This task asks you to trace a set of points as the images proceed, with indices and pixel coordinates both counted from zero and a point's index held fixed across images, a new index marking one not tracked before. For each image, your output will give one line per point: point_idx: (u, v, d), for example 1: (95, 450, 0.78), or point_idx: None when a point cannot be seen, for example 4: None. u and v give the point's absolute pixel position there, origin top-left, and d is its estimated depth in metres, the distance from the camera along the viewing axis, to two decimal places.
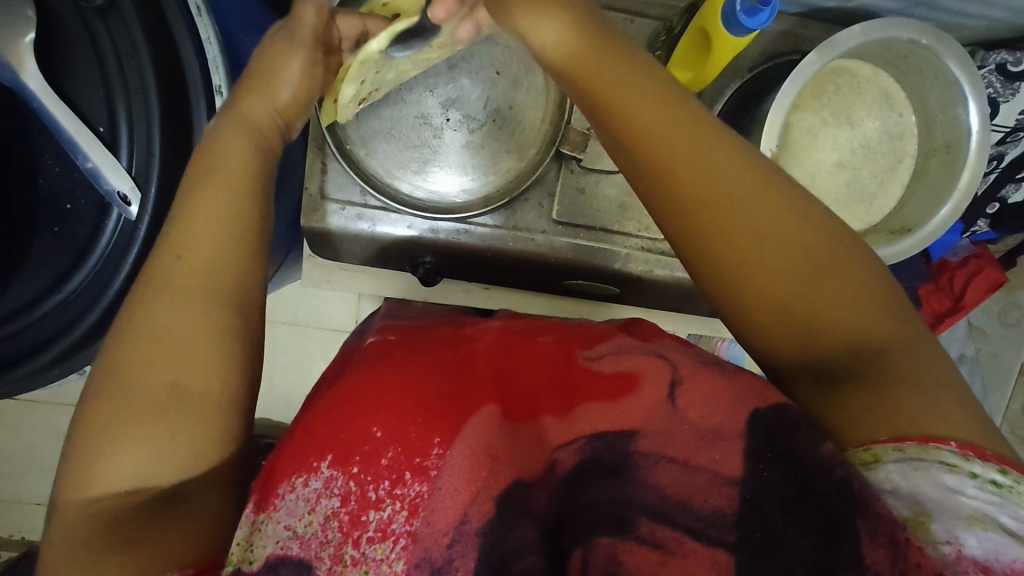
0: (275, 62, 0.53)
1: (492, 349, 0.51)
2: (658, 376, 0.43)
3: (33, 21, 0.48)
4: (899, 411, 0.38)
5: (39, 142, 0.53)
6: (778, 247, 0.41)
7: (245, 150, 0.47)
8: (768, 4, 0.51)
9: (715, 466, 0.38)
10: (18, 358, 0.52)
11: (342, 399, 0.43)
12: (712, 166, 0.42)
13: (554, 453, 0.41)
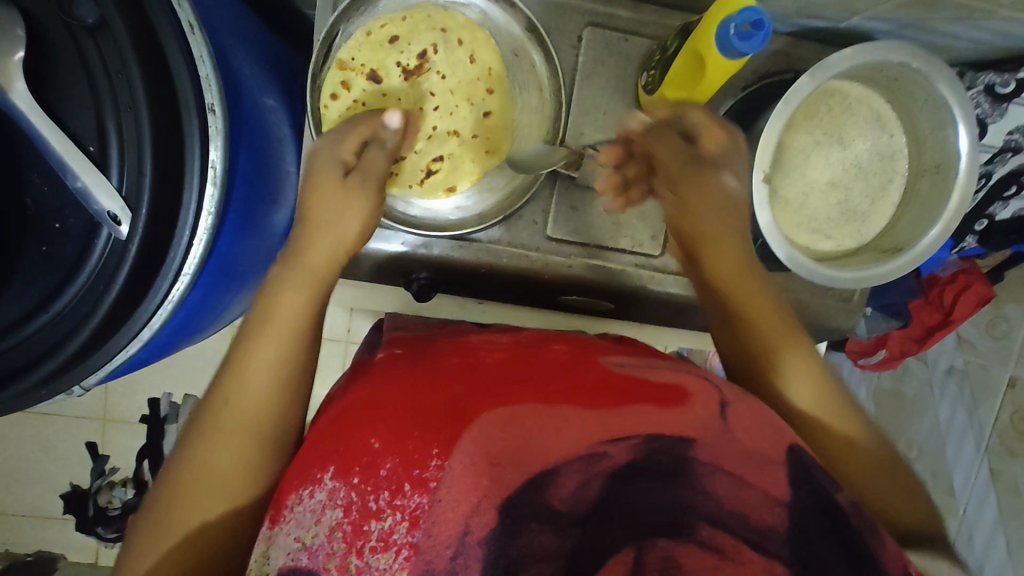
0: (342, 205, 0.54)
1: (506, 359, 0.51)
2: (707, 398, 0.45)
3: (23, 40, 0.48)
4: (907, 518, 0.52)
5: (27, 159, 0.51)
6: (829, 401, 0.55)
7: (302, 295, 0.52)
8: (762, 28, 0.50)
9: (765, 486, 0.39)
10: (5, 378, 0.51)
11: (354, 411, 0.45)
12: (782, 326, 0.57)
13: (605, 446, 0.40)
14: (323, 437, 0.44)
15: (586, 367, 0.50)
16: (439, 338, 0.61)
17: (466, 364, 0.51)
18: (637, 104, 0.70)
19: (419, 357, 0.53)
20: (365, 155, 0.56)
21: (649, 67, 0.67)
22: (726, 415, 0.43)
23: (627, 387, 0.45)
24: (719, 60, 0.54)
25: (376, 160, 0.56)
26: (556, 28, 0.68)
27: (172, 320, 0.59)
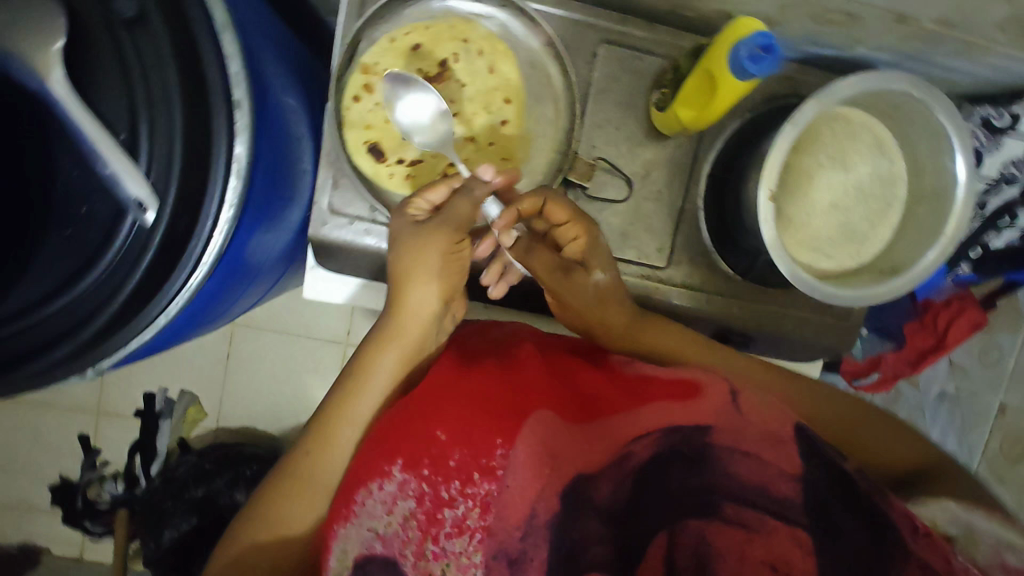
0: (422, 249, 0.56)
1: (548, 361, 0.59)
2: (718, 387, 0.54)
3: (64, 29, 0.49)
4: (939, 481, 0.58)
5: (56, 144, 0.52)
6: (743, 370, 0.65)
7: (409, 333, 0.58)
8: (772, 52, 0.53)
9: (780, 463, 0.48)
10: (24, 357, 0.52)
11: (411, 399, 0.52)
12: (673, 341, 0.67)
13: (630, 445, 0.50)
14: (389, 423, 0.52)
15: (604, 372, 0.59)
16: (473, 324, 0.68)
17: (507, 361, 0.58)
18: (648, 120, 0.73)
19: (466, 352, 0.61)
20: (451, 203, 0.56)
21: (661, 84, 0.70)
22: (736, 403, 0.53)
23: (647, 388, 0.55)
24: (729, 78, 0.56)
25: (461, 210, 0.56)
26: (573, 44, 0.70)
27: (194, 306, 0.61)
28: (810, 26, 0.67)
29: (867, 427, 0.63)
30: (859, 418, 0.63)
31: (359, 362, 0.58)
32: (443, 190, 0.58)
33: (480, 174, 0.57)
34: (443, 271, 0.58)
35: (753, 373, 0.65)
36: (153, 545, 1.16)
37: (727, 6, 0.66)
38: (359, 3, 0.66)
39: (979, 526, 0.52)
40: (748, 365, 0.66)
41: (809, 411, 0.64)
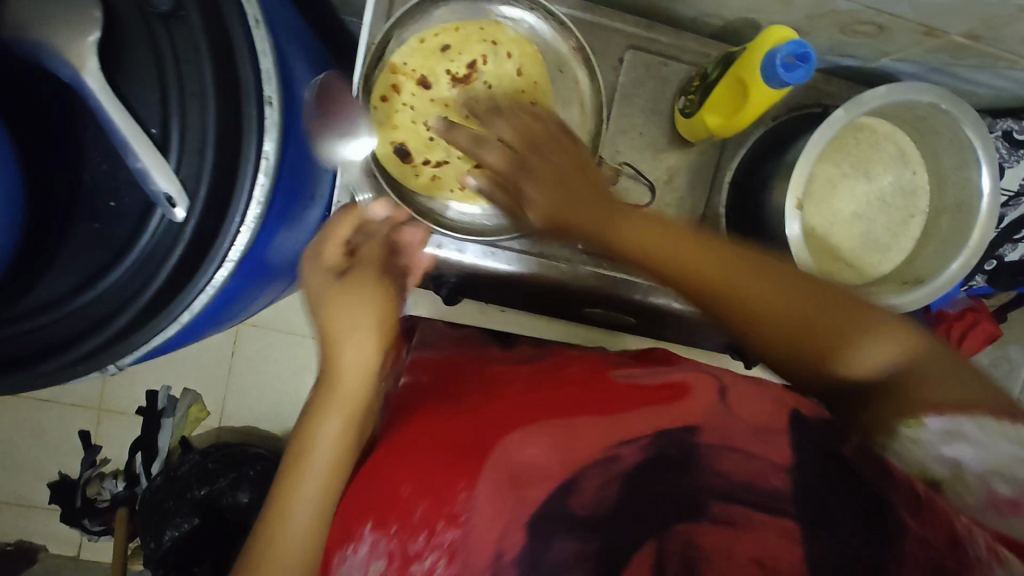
0: (356, 298, 0.54)
1: (528, 386, 0.54)
2: (704, 389, 0.49)
3: (100, 22, 0.49)
4: (919, 392, 0.44)
5: (85, 138, 0.51)
6: (750, 279, 0.49)
7: (355, 397, 0.53)
8: (806, 61, 0.53)
9: (772, 454, 0.42)
10: (43, 354, 0.51)
11: (385, 456, 0.50)
12: (657, 244, 0.52)
13: (617, 449, 0.43)
14: (363, 487, 0.48)
15: (592, 380, 0.53)
16: (461, 360, 0.65)
17: (486, 396, 0.54)
18: (672, 126, 0.73)
19: (447, 392, 0.58)
20: (360, 252, 0.58)
21: (687, 90, 0.69)
22: (727, 399, 0.47)
23: (624, 394, 0.49)
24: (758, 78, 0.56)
25: (371, 253, 0.58)
26: (600, 49, 0.70)
27: (217, 305, 0.61)
28: (837, 36, 0.67)
29: (848, 337, 0.47)
30: (858, 324, 0.47)
31: (311, 419, 0.53)
32: (342, 237, 0.58)
33: (370, 214, 0.60)
34: (377, 321, 0.54)
35: (763, 296, 0.49)
36: (153, 545, 1.15)
37: (755, 14, 0.67)
38: (387, 4, 0.67)
39: (965, 456, 0.42)
40: (742, 269, 0.50)
41: (752, 328, 0.49)
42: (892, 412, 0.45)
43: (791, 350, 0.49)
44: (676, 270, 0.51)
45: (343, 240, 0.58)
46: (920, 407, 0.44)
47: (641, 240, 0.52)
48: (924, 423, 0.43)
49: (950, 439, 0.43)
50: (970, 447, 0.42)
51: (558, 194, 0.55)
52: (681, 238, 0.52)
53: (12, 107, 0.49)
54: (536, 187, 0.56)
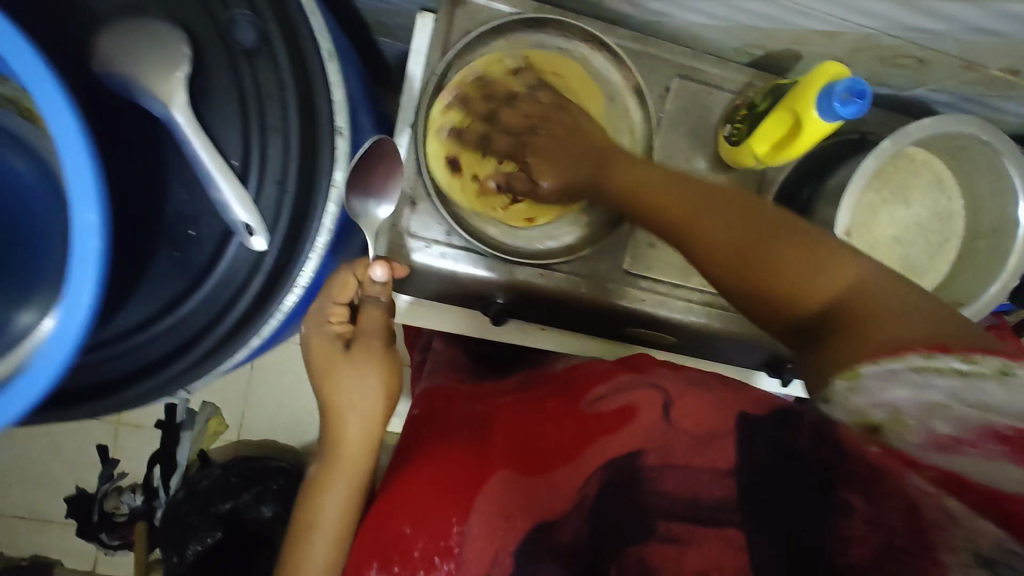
0: (346, 374, 0.61)
1: (517, 419, 0.59)
2: (653, 403, 0.52)
3: (189, 58, 0.50)
4: (866, 336, 0.42)
5: (167, 169, 0.52)
6: (714, 210, 0.51)
7: (357, 452, 0.61)
8: (863, 98, 0.55)
9: (712, 462, 0.44)
10: (135, 378, 0.54)
11: (389, 497, 0.57)
12: (642, 180, 0.57)
13: (581, 488, 0.48)
14: (372, 525, 0.56)
15: (569, 411, 0.57)
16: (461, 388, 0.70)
17: (474, 431, 0.60)
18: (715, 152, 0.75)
19: (441, 428, 0.63)
20: (363, 315, 0.62)
21: (733, 119, 0.72)
22: (668, 416, 0.50)
23: (591, 425, 0.53)
24: (811, 108, 0.58)
25: (372, 325, 0.63)
26: (648, 77, 0.72)
27: (285, 327, 0.62)
28: (876, 67, 0.70)
29: (791, 264, 0.46)
30: (797, 253, 0.47)
31: (319, 480, 0.60)
32: (338, 307, 0.63)
33: (372, 278, 0.61)
34: (370, 393, 0.62)
35: (722, 229, 0.50)
36: (175, 560, 1.12)
37: (799, 47, 0.70)
38: (444, 33, 0.68)
39: (901, 398, 0.40)
40: (709, 211, 0.51)
41: (713, 255, 0.50)
42: (844, 340, 0.43)
43: (731, 273, 0.49)
44: (650, 203, 0.55)
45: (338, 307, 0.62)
46: (859, 346, 0.42)
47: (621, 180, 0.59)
48: (862, 371, 0.41)
49: (893, 378, 0.40)
50: (911, 383, 0.40)
51: (557, 159, 0.65)
52: (651, 173, 0.57)
53: (97, 138, 0.50)
54: (541, 159, 0.67)
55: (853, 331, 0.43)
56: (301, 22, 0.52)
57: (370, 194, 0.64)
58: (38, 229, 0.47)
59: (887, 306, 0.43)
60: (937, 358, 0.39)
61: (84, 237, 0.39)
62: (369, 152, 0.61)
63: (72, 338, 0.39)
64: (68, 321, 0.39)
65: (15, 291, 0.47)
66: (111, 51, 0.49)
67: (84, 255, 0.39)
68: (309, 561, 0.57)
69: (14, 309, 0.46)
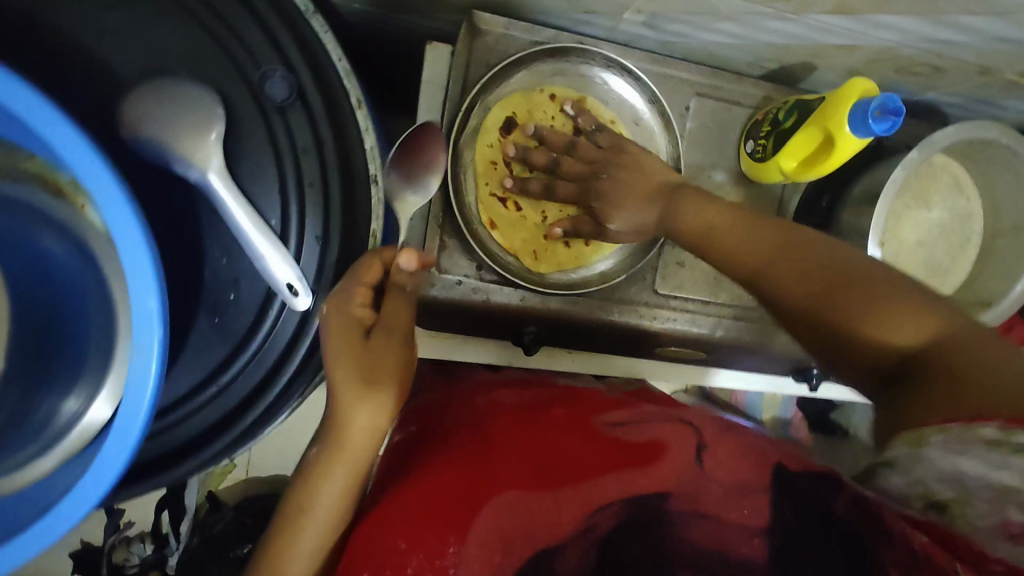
0: (340, 355, 0.47)
1: (523, 431, 0.55)
2: (683, 443, 0.52)
3: (221, 117, 0.48)
4: (939, 388, 0.41)
5: (205, 233, 0.51)
6: (787, 260, 0.51)
7: (355, 459, 0.47)
8: (897, 115, 0.56)
9: (745, 519, 0.46)
10: (186, 451, 0.52)
11: (379, 510, 0.50)
12: (714, 217, 0.56)
13: (594, 517, 0.47)
14: (360, 540, 0.48)
15: (580, 428, 0.55)
16: (448, 398, 0.64)
17: (480, 433, 0.55)
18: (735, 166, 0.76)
19: (435, 440, 0.57)
20: (386, 305, 0.49)
21: (754, 133, 0.73)
22: (703, 459, 0.50)
23: (611, 450, 0.52)
24: (843, 125, 0.59)
25: (403, 316, 0.49)
26: (668, 98, 0.73)
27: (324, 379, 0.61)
28: (892, 75, 0.71)
29: (861, 314, 0.46)
30: (874, 304, 0.46)
31: (313, 465, 0.48)
32: (365, 289, 0.48)
33: (399, 265, 0.49)
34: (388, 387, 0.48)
35: (797, 274, 0.50)
36: None
37: (817, 60, 0.70)
38: (464, 67, 0.67)
39: (971, 471, 0.39)
40: (783, 258, 0.51)
41: (791, 291, 0.50)
42: (927, 405, 0.41)
43: (818, 330, 0.49)
44: (732, 256, 0.54)
45: (366, 290, 0.48)
46: (946, 404, 0.40)
47: (694, 221, 0.57)
48: (928, 437, 0.40)
49: (963, 453, 0.39)
50: (982, 457, 0.38)
51: (626, 204, 0.62)
52: (731, 231, 0.55)
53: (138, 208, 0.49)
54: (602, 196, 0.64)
55: (923, 387, 0.43)
56: (332, 67, 0.51)
57: (407, 182, 0.60)
58: (78, 311, 0.45)
59: (979, 363, 0.41)
60: (1013, 435, 0.36)
61: (147, 325, 0.38)
62: (410, 138, 0.61)
63: (137, 429, 0.39)
64: (138, 400, 0.38)
65: (62, 378, 0.45)
66: (140, 116, 0.47)
67: (147, 344, 0.38)
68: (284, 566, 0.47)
69: (60, 397, 0.45)
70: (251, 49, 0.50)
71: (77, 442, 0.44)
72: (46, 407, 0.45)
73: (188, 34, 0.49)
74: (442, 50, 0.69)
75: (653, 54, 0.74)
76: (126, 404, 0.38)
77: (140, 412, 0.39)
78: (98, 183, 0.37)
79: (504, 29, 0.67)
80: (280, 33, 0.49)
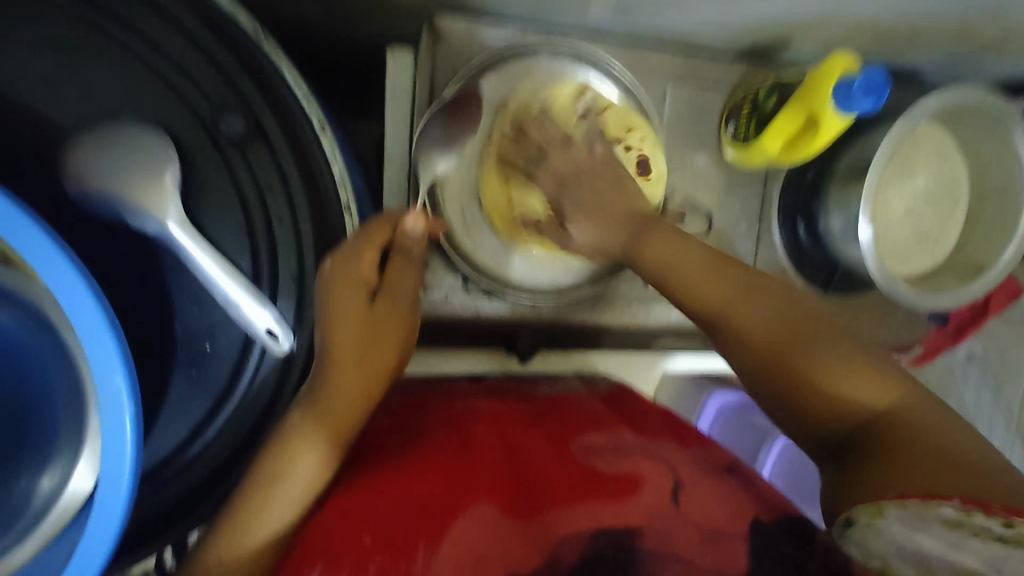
0: (335, 315, 0.48)
1: (499, 458, 0.51)
2: (661, 479, 0.47)
3: (174, 160, 0.45)
4: (913, 474, 0.41)
5: (173, 282, 0.48)
6: (750, 303, 0.52)
7: (313, 458, 0.43)
8: (882, 91, 0.54)
9: (719, 563, 0.40)
10: (173, 517, 0.48)
11: (352, 496, 0.45)
12: (682, 251, 0.56)
13: (559, 548, 0.40)
14: (327, 521, 0.42)
15: (557, 453, 0.52)
16: (429, 403, 0.62)
17: (458, 444, 0.52)
18: (717, 150, 0.74)
19: (409, 441, 0.53)
20: (390, 271, 0.52)
21: (736, 115, 0.71)
22: (678, 500, 0.45)
23: (588, 479, 0.47)
24: (826, 102, 0.57)
25: (403, 281, 0.52)
26: (644, 87, 0.72)
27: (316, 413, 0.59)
28: (868, 43, 0.69)
29: (834, 373, 0.48)
30: (830, 360, 0.48)
31: (285, 441, 0.43)
32: (375, 253, 0.50)
33: (405, 229, 0.51)
34: (365, 366, 0.47)
35: (763, 313, 0.51)
36: None
37: (792, 34, 0.68)
38: (429, 74, 0.64)
39: (930, 549, 0.38)
40: (750, 303, 0.52)
41: (764, 350, 0.51)
42: (872, 467, 0.43)
43: (786, 378, 0.50)
44: (687, 292, 0.54)
45: (378, 253, 0.50)
46: (888, 482, 0.41)
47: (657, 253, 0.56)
48: (886, 509, 0.39)
49: (923, 530, 0.38)
50: (940, 536, 0.37)
51: (597, 217, 0.59)
52: (694, 266, 0.55)
53: (96, 263, 0.46)
54: (576, 204, 0.60)
55: (875, 456, 0.44)
56: (292, 100, 0.48)
57: (437, 149, 0.62)
58: (44, 383, 0.42)
59: (918, 438, 0.43)
60: (968, 515, 0.38)
61: (113, 403, 0.35)
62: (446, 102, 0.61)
63: (118, 516, 0.36)
64: (114, 478, 0.35)
65: (34, 455, 0.42)
66: (84, 166, 0.43)
67: (118, 425, 0.35)
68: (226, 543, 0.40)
69: (34, 474, 0.42)
70: (200, 84, 0.46)
71: (56, 524, 0.40)
72: (21, 487, 0.42)
73: (129, 73, 0.45)
74: (405, 57, 0.67)
75: (625, 43, 0.71)
76: (104, 471, 0.35)
77: (119, 498, 0.36)
78: (43, 254, 0.34)
79: (467, 29, 0.64)
80: (232, 68, 0.46)
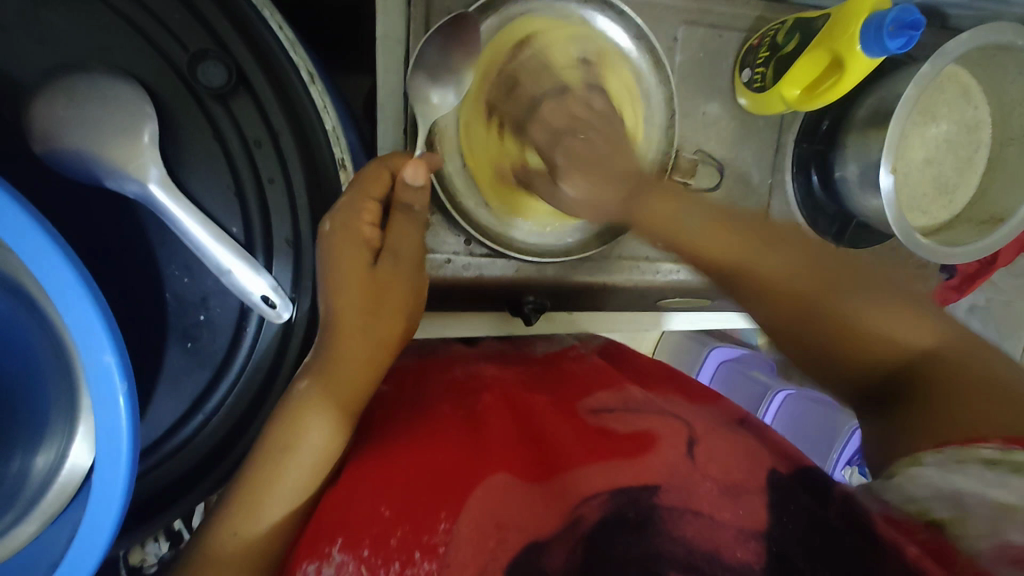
0: (338, 266, 0.46)
1: (511, 423, 0.49)
2: (673, 436, 0.45)
3: (154, 118, 0.41)
4: (955, 403, 0.42)
5: (160, 250, 0.45)
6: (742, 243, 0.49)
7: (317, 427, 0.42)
8: (915, 31, 0.50)
9: (738, 520, 0.38)
10: (176, 492, 0.47)
11: (369, 467, 0.43)
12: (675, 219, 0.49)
13: (577, 510, 0.38)
14: (349, 493, 0.41)
15: (565, 414, 0.51)
16: (437, 369, 0.60)
17: (467, 412, 0.51)
18: (729, 98, 0.70)
19: (422, 408, 0.51)
20: (390, 227, 0.49)
21: (751, 61, 0.67)
22: (693, 454, 0.43)
23: (599, 440, 0.45)
24: (854, 43, 0.53)
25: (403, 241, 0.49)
26: (655, 30, 0.67)
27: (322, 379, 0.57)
28: None
29: (857, 311, 0.47)
30: (864, 307, 0.47)
31: (296, 408, 0.42)
32: (374, 207, 0.47)
33: (406, 180, 0.48)
34: (380, 331, 0.46)
35: (789, 273, 0.48)
36: None
37: None
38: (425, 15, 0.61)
39: (966, 488, 0.36)
40: (784, 269, 0.48)
41: (792, 306, 0.48)
42: (920, 423, 0.43)
43: (800, 332, 0.49)
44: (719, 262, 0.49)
45: (376, 208, 0.47)
46: (948, 426, 0.41)
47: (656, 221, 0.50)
48: (924, 459, 0.40)
49: (961, 470, 0.37)
50: (981, 475, 0.36)
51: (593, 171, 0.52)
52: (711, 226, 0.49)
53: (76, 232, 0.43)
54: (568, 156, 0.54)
55: (933, 406, 0.43)
56: (270, 36, 0.42)
57: (435, 81, 0.56)
58: (30, 360, 0.40)
59: (959, 372, 0.43)
60: (1013, 455, 0.37)
61: (105, 380, 0.33)
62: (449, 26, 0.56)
63: (118, 496, 0.34)
64: (113, 456, 0.33)
65: (27, 436, 0.40)
66: (52, 124, 0.39)
67: (110, 401, 0.33)
68: (249, 527, 0.39)
69: (29, 454, 0.40)
70: (174, 31, 0.42)
71: (56, 502, 0.39)
72: (15, 467, 0.40)
73: (92, 18, 0.41)
74: None
75: None
76: (101, 451, 0.33)
77: (117, 480, 0.34)
78: None
79: None
80: (204, 6, 0.42)
